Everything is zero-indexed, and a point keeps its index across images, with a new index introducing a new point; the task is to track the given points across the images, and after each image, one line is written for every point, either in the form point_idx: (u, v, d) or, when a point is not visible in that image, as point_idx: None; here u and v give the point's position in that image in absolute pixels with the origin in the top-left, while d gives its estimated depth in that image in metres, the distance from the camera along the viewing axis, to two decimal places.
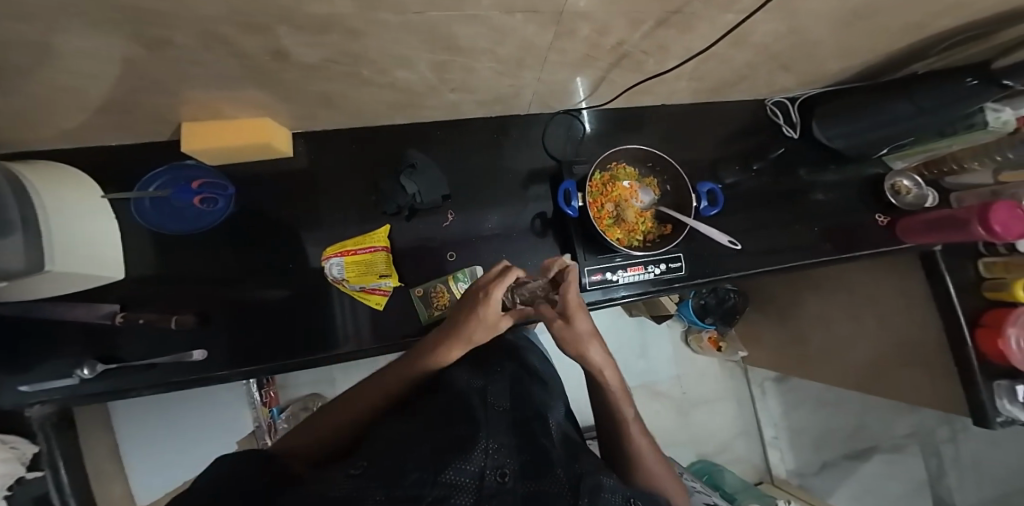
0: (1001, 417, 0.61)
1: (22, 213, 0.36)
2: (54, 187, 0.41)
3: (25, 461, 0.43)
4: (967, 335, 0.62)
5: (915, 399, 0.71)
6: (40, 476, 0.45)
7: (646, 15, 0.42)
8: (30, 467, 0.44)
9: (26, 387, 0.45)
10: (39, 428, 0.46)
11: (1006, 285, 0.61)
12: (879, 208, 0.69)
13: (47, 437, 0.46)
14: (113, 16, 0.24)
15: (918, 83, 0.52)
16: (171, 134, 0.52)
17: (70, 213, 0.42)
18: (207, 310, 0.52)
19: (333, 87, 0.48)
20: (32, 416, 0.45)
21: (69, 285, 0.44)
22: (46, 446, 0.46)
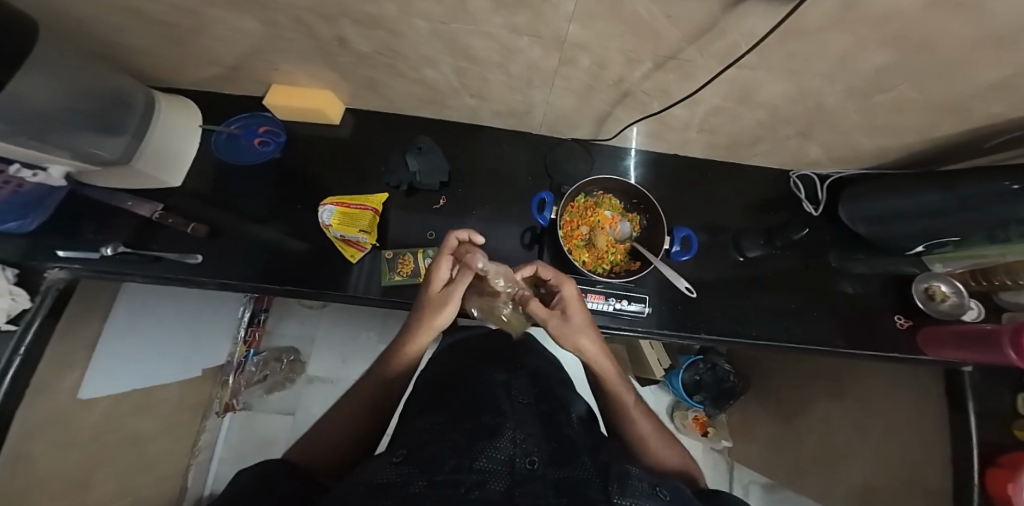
0: None
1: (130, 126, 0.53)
2: (167, 114, 0.58)
3: (9, 313, 0.44)
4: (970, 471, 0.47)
5: None
6: (8, 331, 0.44)
7: (643, 56, 0.46)
8: (9, 319, 0.44)
9: (62, 252, 0.52)
10: (44, 289, 0.48)
11: None
12: (901, 308, 0.60)
13: (44, 297, 0.48)
14: None
15: (961, 178, 0.46)
16: (256, 89, 0.66)
17: (168, 133, 0.59)
18: (218, 228, 0.60)
19: (374, 75, 0.58)
20: (49, 277, 0.49)
21: (142, 182, 0.58)
22: (38, 305, 0.47)
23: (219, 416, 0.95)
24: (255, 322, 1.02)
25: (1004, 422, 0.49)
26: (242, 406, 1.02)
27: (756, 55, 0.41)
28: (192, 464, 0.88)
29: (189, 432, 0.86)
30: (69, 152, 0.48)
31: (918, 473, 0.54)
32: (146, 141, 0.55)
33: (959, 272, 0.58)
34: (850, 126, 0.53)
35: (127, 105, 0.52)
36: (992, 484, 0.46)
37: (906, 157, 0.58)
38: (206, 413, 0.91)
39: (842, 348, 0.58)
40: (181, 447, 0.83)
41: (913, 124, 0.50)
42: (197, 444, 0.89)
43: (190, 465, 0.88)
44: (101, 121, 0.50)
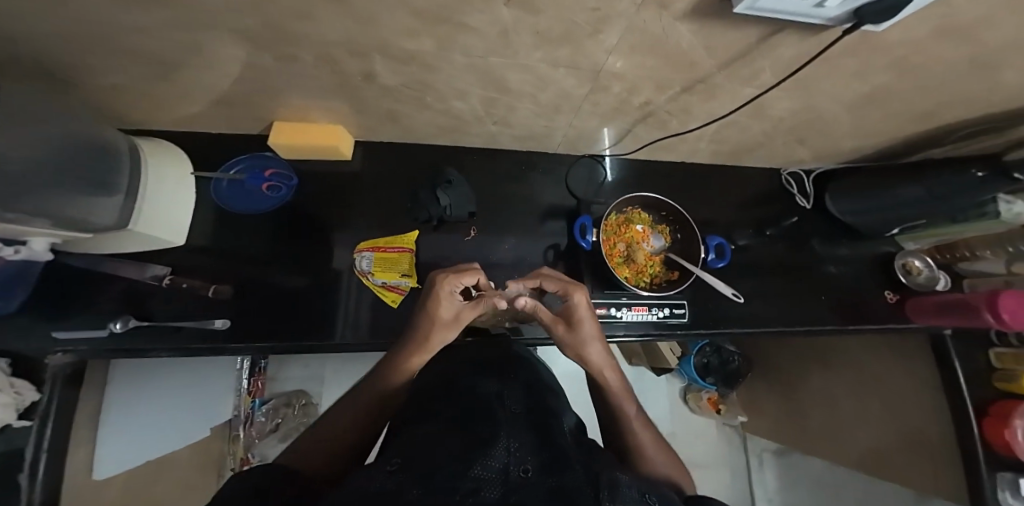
0: None
1: (123, 181, 0.45)
2: (156, 165, 0.50)
3: (20, 408, 0.43)
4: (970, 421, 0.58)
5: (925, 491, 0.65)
6: (26, 426, 0.44)
7: (673, 82, 0.48)
8: (21, 415, 0.44)
9: (59, 333, 0.47)
10: (49, 377, 0.46)
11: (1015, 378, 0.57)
12: (889, 285, 0.69)
13: (52, 385, 0.47)
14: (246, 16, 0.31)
15: (924, 173, 0.56)
16: (253, 128, 0.60)
17: (163, 186, 0.51)
18: (239, 285, 0.55)
19: (395, 108, 0.55)
20: (53, 363, 0.46)
21: (139, 244, 0.51)
22: (46, 394, 0.46)
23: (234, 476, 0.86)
24: (257, 370, 0.92)
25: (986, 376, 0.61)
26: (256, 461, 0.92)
27: (776, 78, 0.46)
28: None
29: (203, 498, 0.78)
30: (55, 223, 0.40)
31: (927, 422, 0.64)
32: (139, 200, 0.47)
33: (926, 248, 0.69)
34: (838, 132, 0.60)
35: (114, 158, 0.44)
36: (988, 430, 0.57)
37: (879, 154, 0.67)
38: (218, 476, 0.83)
39: (844, 327, 0.66)
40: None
41: (888, 128, 0.58)
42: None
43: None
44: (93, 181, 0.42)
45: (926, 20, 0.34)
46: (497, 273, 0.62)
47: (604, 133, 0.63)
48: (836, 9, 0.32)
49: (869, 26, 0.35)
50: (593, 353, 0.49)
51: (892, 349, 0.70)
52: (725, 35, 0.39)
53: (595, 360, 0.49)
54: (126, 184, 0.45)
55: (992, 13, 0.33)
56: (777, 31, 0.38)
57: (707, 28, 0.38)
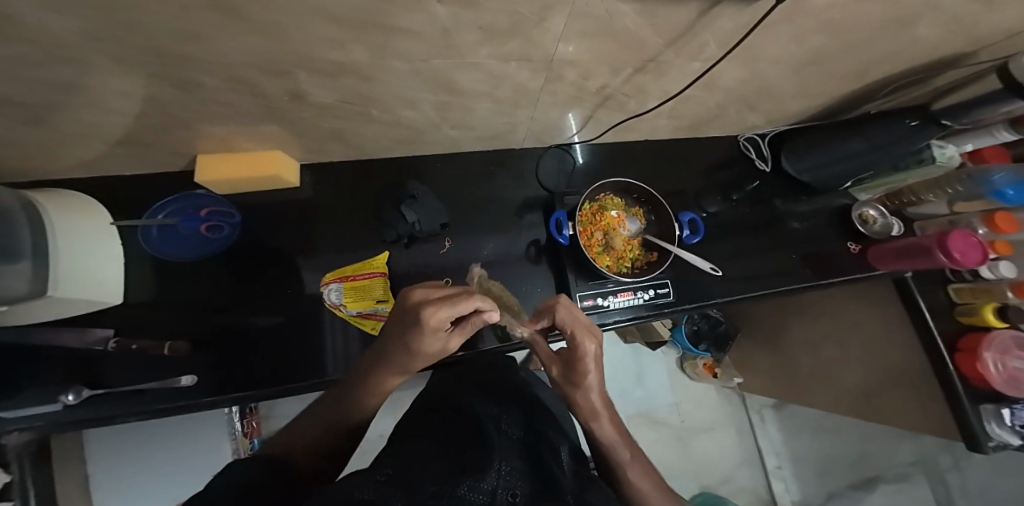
0: (995, 442, 0.60)
1: (32, 242, 0.38)
2: (70, 218, 0.43)
3: None
4: (946, 357, 0.62)
5: (914, 422, 0.69)
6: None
7: (625, 63, 0.48)
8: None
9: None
10: (15, 457, 0.44)
11: (976, 311, 0.63)
12: (849, 236, 0.72)
13: (20, 464, 0.44)
14: (139, 39, 0.28)
15: (869, 124, 0.60)
16: (182, 163, 0.55)
17: (85, 239, 0.45)
18: (200, 337, 0.50)
19: (343, 124, 0.52)
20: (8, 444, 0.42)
21: (68, 309, 0.45)
22: (16, 475, 0.44)
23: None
24: (250, 410, 0.88)
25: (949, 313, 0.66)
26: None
27: (721, 49, 0.46)
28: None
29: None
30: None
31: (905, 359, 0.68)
32: (58, 260, 0.41)
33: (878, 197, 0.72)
34: (785, 96, 0.61)
35: (11, 217, 0.37)
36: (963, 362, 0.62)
37: (823, 111, 0.70)
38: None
39: (819, 281, 0.69)
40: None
41: (831, 85, 0.60)
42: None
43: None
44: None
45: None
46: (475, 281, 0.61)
47: (566, 117, 0.59)
48: None
49: None
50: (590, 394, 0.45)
51: (863, 295, 0.74)
52: (668, 12, 0.39)
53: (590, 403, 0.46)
54: (31, 244, 0.38)
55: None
56: (714, 5, 0.38)
57: (649, 8, 0.38)
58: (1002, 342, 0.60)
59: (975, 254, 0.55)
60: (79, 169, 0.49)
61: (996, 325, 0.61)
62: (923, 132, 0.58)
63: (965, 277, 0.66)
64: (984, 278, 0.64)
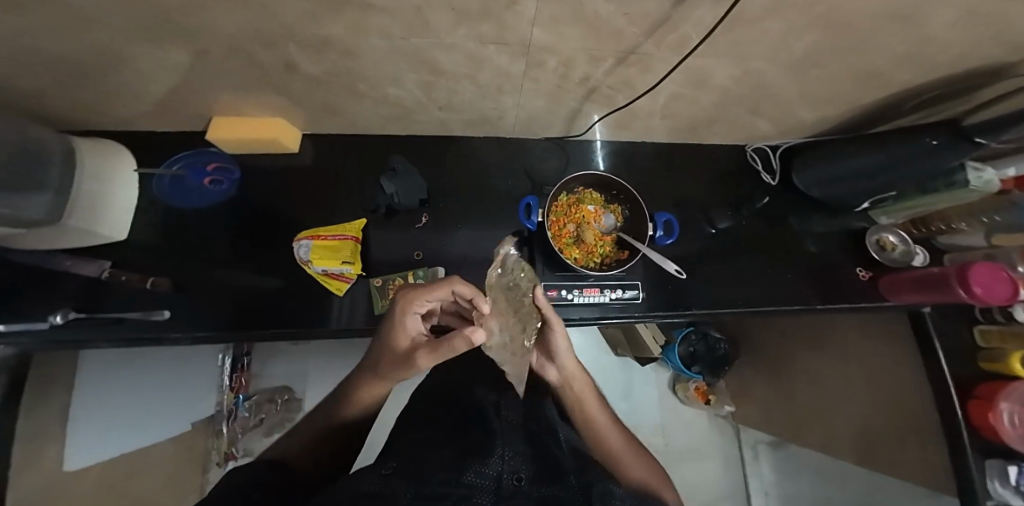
0: None
1: (58, 179, 0.46)
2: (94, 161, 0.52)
3: None
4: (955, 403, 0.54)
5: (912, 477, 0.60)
6: None
7: (606, 53, 0.47)
8: None
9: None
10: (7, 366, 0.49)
11: (1003, 357, 0.54)
12: (861, 261, 0.66)
13: (6, 373, 0.50)
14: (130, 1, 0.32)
15: (894, 137, 0.54)
16: (204, 123, 0.62)
17: (101, 181, 0.53)
18: (183, 279, 0.55)
19: (336, 97, 0.56)
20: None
21: (80, 238, 0.53)
22: None
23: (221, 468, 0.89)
24: (241, 367, 0.94)
25: (972, 356, 0.58)
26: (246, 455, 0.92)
27: (705, 42, 0.44)
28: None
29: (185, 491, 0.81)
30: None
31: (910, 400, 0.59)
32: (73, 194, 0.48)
33: (902, 223, 0.66)
34: (792, 98, 0.58)
35: (45, 156, 0.45)
36: (973, 411, 0.54)
37: (844, 122, 0.64)
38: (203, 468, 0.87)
39: (821, 305, 0.62)
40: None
41: (842, 90, 0.56)
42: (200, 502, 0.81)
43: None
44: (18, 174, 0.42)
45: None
46: (449, 259, 0.62)
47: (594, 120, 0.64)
48: None
49: None
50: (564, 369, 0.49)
51: (872, 325, 0.66)
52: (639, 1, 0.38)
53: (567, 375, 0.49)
54: (56, 180, 0.46)
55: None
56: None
57: None
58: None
59: (1002, 291, 0.47)
60: (118, 119, 0.58)
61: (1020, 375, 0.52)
62: (959, 147, 0.49)
63: (996, 319, 0.56)
64: (1018, 321, 0.54)
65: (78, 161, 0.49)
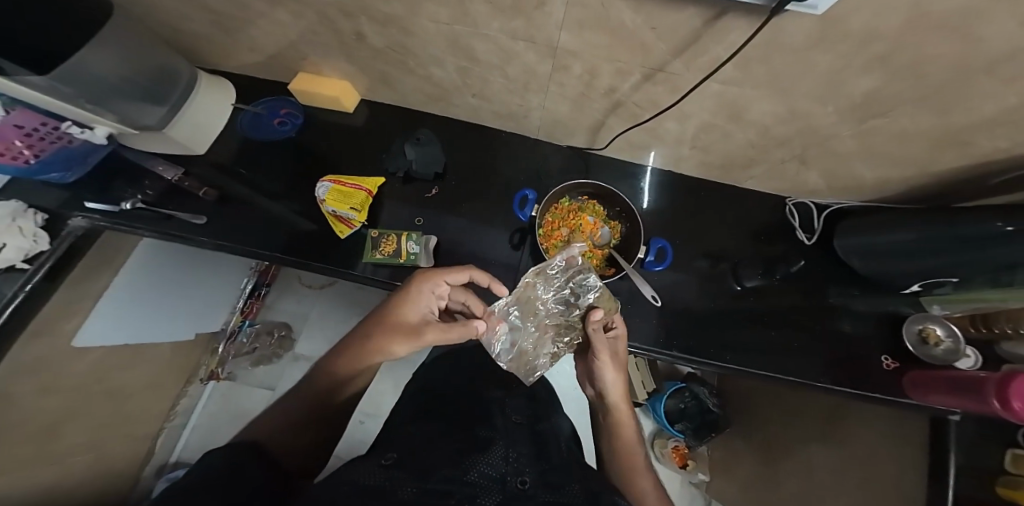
0: None
1: (176, 99, 0.62)
2: (207, 93, 0.67)
3: (26, 254, 0.51)
4: None
5: None
6: (24, 269, 0.51)
7: (631, 68, 0.47)
8: (25, 260, 0.51)
9: (89, 204, 0.60)
10: (66, 233, 0.57)
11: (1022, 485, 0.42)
12: (888, 349, 0.58)
13: (62, 241, 0.56)
14: None
15: (942, 215, 0.45)
16: (282, 76, 0.72)
17: (207, 107, 0.67)
18: (226, 196, 0.66)
19: (387, 69, 0.62)
20: (71, 225, 0.57)
21: (175, 148, 0.66)
22: (54, 249, 0.55)
23: (202, 382, 1.10)
24: (254, 297, 1.15)
25: (986, 478, 0.46)
26: (227, 375, 1.15)
27: (738, 71, 0.42)
28: (165, 428, 1.02)
29: (169, 397, 1.00)
30: (115, 119, 0.56)
31: None
32: (182, 113, 0.63)
33: (958, 315, 0.55)
34: (846, 152, 0.52)
35: (175, 80, 0.61)
36: None
37: (910, 190, 0.56)
38: (190, 378, 1.07)
39: (825, 385, 0.57)
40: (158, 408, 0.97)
41: (909, 154, 0.48)
42: (174, 408, 1.04)
43: (163, 428, 1.02)
44: (145, 92, 0.57)
45: (884, 8, 0.28)
46: (443, 234, 0.66)
47: (651, 155, 0.68)
48: None
49: (803, 7, 0.29)
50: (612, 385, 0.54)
51: (882, 418, 0.58)
52: (665, 16, 0.36)
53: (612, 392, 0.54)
54: (175, 99, 0.62)
55: (971, 5, 0.26)
56: (718, 14, 0.33)
57: (644, 7, 0.35)
58: None
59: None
60: (218, 59, 0.70)
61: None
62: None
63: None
64: None
65: (190, 90, 0.64)
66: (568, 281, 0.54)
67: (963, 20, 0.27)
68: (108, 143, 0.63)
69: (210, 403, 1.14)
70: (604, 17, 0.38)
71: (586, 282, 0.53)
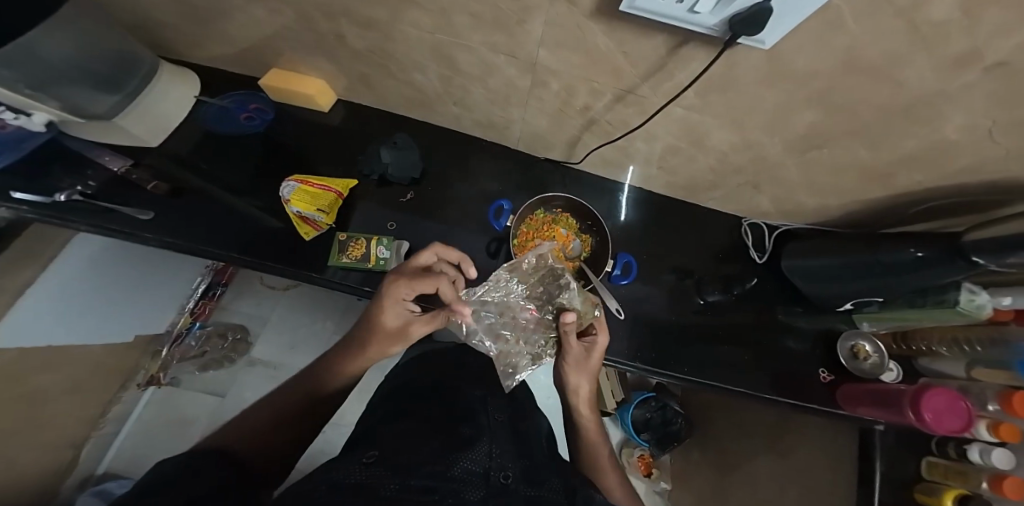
0: None
1: (134, 89, 0.58)
2: (169, 83, 0.63)
3: None
4: None
5: None
6: None
7: (605, 89, 0.49)
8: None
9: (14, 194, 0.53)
10: None
11: (937, 492, 0.50)
12: (827, 363, 0.64)
13: None
14: None
15: (878, 240, 0.50)
16: (252, 68, 0.70)
17: (167, 97, 0.64)
18: (179, 189, 0.62)
19: (365, 70, 0.61)
20: None
21: (121, 137, 0.61)
22: None
23: (140, 388, 1.01)
24: (206, 298, 1.09)
25: (907, 486, 0.53)
26: (170, 380, 1.07)
27: (700, 100, 0.45)
28: (92, 436, 0.93)
29: (99, 401, 0.91)
30: (58, 106, 0.51)
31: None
32: (137, 102, 0.59)
33: (882, 332, 0.62)
34: (793, 182, 0.57)
35: (135, 68, 0.57)
36: None
37: (847, 219, 0.62)
38: (125, 383, 0.98)
39: (771, 396, 0.61)
40: (84, 413, 0.88)
41: (845, 187, 0.54)
42: (105, 414, 0.94)
43: (90, 436, 0.92)
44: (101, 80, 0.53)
45: (824, 47, 0.32)
46: (416, 239, 0.65)
47: (627, 171, 0.70)
48: (711, 18, 0.30)
49: (756, 42, 0.32)
50: (575, 382, 0.52)
51: (824, 425, 0.63)
52: (636, 40, 0.38)
53: (576, 387, 0.52)
54: (132, 88, 0.57)
55: (895, 49, 0.30)
56: (683, 43, 0.36)
57: (619, 32, 0.37)
58: None
59: (948, 422, 0.45)
60: (180, 46, 0.66)
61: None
62: (953, 264, 0.42)
63: (948, 454, 0.51)
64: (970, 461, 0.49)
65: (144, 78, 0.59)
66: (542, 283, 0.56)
67: (886, 63, 0.31)
68: (48, 131, 0.59)
69: (146, 412, 1.05)
70: (580, 40, 0.40)
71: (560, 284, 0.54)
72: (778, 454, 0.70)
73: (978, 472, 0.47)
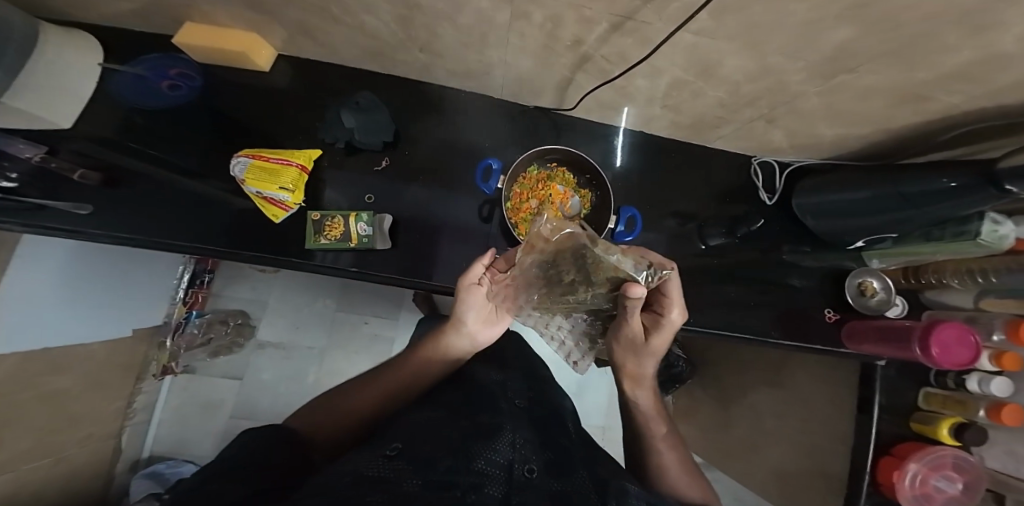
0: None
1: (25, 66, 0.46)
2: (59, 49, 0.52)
3: None
4: (867, 456, 0.53)
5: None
6: None
7: (598, 17, 0.40)
8: None
9: None
10: None
11: (933, 421, 0.52)
12: (832, 302, 0.63)
13: None
14: None
15: (904, 170, 0.45)
16: (174, 27, 0.58)
17: (63, 68, 0.53)
18: (114, 178, 0.55)
19: (306, 18, 0.51)
20: None
21: (23, 121, 0.52)
22: None
23: (157, 378, 1.00)
24: (195, 286, 1.05)
25: (904, 415, 0.55)
26: (183, 368, 1.07)
27: (715, 23, 0.37)
28: (126, 426, 0.94)
29: (122, 394, 0.90)
30: None
31: (838, 451, 0.57)
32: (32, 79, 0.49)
33: (892, 269, 0.60)
34: (812, 113, 0.51)
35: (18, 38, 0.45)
36: (881, 471, 0.52)
37: (865, 151, 0.57)
38: (142, 375, 0.96)
39: (776, 338, 0.61)
40: (114, 408, 0.89)
41: (873, 114, 0.48)
42: (132, 406, 0.95)
43: (124, 426, 0.94)
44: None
45: None
46: (400, 210, 0.60)
47: (623, 111, 0.62)
48: None
49: None
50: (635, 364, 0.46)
51: (827, 361, 0.64)
52: None
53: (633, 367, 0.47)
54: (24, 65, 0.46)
55: None
56: None
57: None
58: (937, 457, 0.49)
59: (956, 356, 0.45)
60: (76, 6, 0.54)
61: (947, 441, 0.50)
62: (984, 192, 0.37)
63: (946, 384, 0.53)
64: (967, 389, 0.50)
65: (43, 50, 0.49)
66: (567, 271, 0.35)
67: None
68: None
69: (173, 397, 1.06)
70: None
71: (587, 269, 0.33)
72: (777, 389, 0.73)
73: (976, 401, 0.49)
